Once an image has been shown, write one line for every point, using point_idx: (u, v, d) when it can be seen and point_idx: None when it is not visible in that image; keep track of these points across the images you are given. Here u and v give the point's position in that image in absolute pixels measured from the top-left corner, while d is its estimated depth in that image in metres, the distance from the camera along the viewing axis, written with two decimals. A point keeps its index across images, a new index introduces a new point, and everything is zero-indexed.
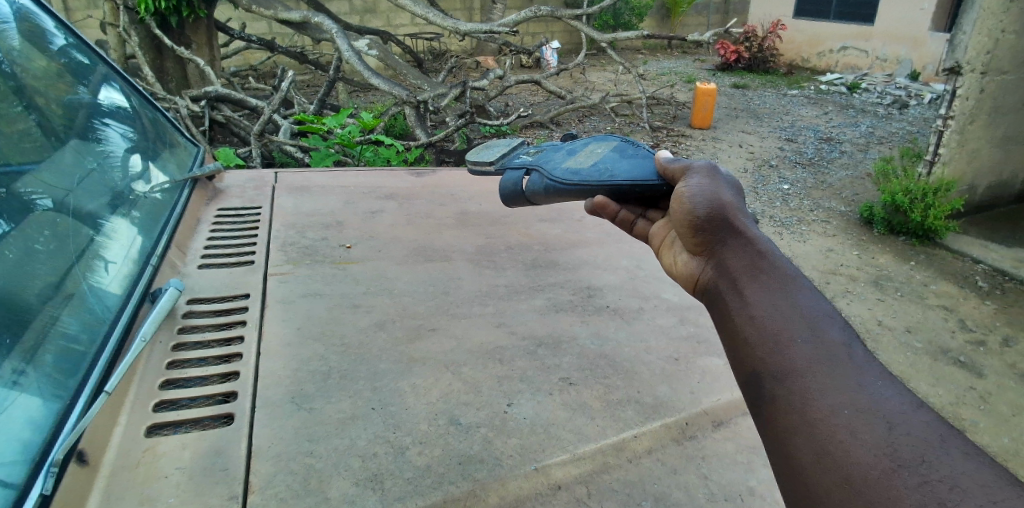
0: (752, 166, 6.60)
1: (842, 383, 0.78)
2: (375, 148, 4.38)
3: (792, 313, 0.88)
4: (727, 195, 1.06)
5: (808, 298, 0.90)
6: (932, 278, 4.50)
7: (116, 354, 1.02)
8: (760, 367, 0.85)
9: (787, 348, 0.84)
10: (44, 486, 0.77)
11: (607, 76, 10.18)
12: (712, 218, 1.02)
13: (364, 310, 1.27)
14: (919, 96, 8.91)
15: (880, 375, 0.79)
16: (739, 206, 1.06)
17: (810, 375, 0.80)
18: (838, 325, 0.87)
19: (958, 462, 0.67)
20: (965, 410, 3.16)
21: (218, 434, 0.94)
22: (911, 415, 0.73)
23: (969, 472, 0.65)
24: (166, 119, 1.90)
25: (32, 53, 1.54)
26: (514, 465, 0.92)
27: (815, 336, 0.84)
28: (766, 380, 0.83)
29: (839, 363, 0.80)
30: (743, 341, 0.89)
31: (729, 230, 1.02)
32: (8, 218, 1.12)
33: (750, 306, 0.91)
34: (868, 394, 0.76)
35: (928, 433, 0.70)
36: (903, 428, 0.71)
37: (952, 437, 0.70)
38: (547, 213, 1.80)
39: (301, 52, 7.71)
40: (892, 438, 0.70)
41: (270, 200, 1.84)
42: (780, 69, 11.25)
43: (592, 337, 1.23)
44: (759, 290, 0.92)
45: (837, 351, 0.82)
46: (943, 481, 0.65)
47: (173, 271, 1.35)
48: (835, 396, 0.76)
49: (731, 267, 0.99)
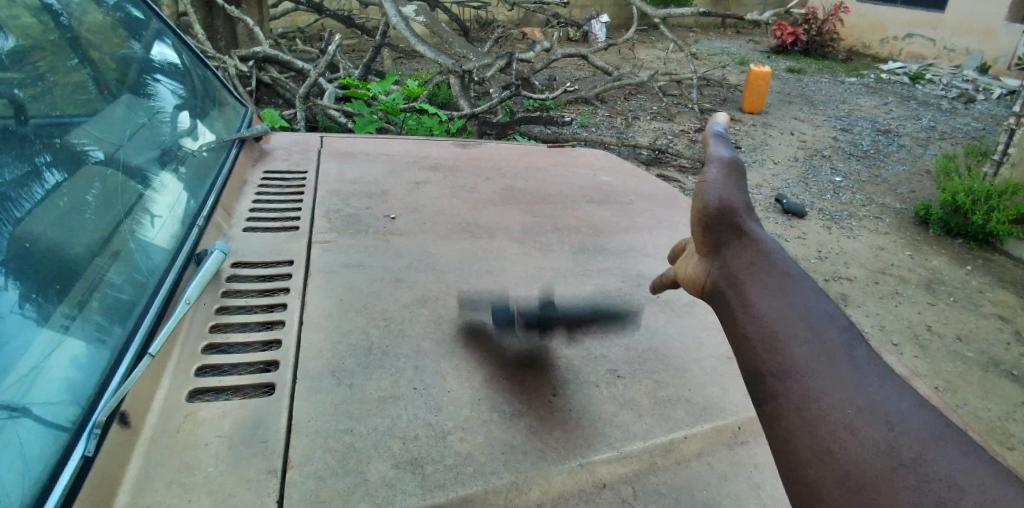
0: (803, 155, 6.35)
1: (842, 383, 0.72)
2: (418, 117, 4.33)
3: (793, 312, 0.81)
4: (740, 193, 0.97)
5: (810, 301, 0.83)
6: (988, 285, 4.31)
7: (160, 313, 1.01)
8: (757, 365, 0.78)
9: (786, 348, 0.77)
10: (86, 449, 0.76)
11: (657, 53, 9.90)
12: (720, 215, 0.93)
13: (408, 286, 1.24)
14: (988, 91, 8.48)
15: (880, 376, 0.73)
16: (750, 206, 0.98)
17: (811, 375, 0.73)
18: (839, 325, 0.80)
19: (955, 460, 0.62)
20: (1014, 427, 3.02)
21: (258, 404, 0.93)
22: (910, 414, 0.67)
23: (966, 471, 0.60)
24: (216, 78, 1.88)
25: (88, 7, 1.53)
26: (558, 459, 0.88)
27: (814, 335, 0.78)
28: (765, 380, 0.76)
29: (839, 361, 0.74)
30: (742, 339, 0.81)
31: (735, 231, 0.93)
32: (62, 168, 1.11)
33: (751, 305, 0.84)
34: (869, 393, 0.70)
35: (925, 431, 0.65)
36: (903, 428, 0.66)
37: (950, 435, 0.65)
38: (594, 196, 1.75)
39: (348, 16, 7.65)
40: (892, 439, 0.65)
41: (315, 165, 1.81)
42: (839, 55, 10.78)
43: (640, 329, 1.18)
44: (762, 294, 0.84)
45: (836, 350, 0.76)
46: (941, 480, 0.60)
47: (218, 233, 1.32)
48: (835, 396, 0.70)
49: (734, 267, 0.90)
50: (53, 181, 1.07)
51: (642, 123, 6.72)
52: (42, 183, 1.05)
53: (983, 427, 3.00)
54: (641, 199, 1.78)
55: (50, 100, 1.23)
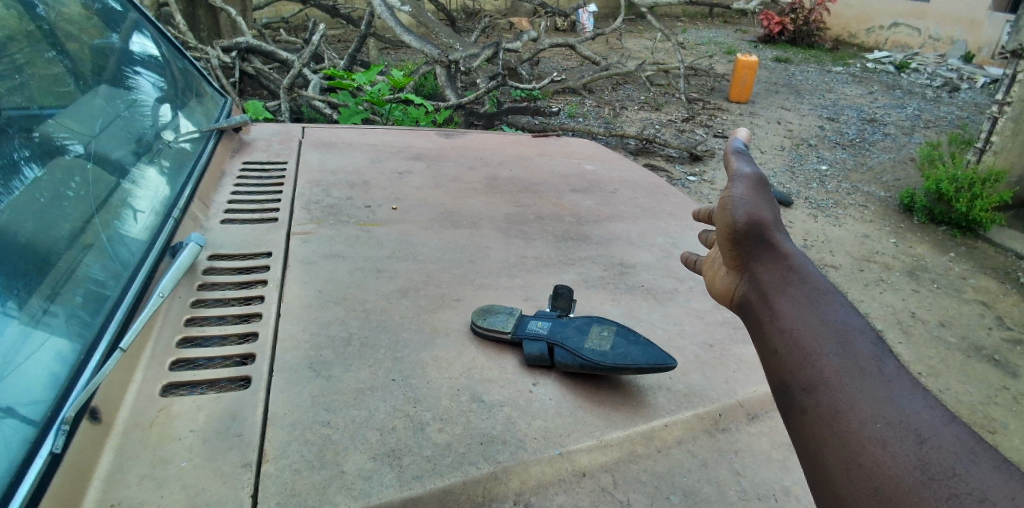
0: (790, 144, 6.37)
1: (872, 394, 0.71)
2: (404, 108, 4.29)
3: (824, 326, 0.81)
4: (768, 206, 0.96)
5: (840, 312, 0.83)
6: (971, 272, 4.35)
7: (133, 307, 0.99)
8: (788, 377, 0.78)
9: (815, 361, 0.77)
10: (53, 445, 0.75)
11: (644, 43, 9.88)
12: (748, 230, 0.92)
13: (388, 275, 1.23)
14: (972, 80, 8.55)
15: (909, 387, 0.72)
16: (779, 217, 0.96)
17: (840, 385, 0.73)
18: (868, 336, 0.80)
19: (986, 473, 0.61)
20: (994, 410, 3.07)
21: (233, 397, 0.91)
22: (940, 426, 0.66)
23: (998, 483, 0.59)
24: (196, 69, 1.86)
25: None
26: (537, 448, 0.88)
27: (844, 348, 0.77)
28: (795, 391, 0.76)
29: (870, 373, 0.74)
30: (774, 354, 0.81)
31: (764, 247, 0.92)
32: (38, 162, 1.10)
33: (782, 320, 0.83)
34: (899, 407, 0.69)
35: (955, 444, 0.64)
36: (933, 440, 0.65)
37: (981, 448, 0.64)
38: (579, 184, 1.75)
39: (333, 6, 7.56)
40: (922, 453, 0.64)
41: (296, 155, 1.78)
42: (825, 44, 10.80)
43: (623, 317, 1.17)
44: (791, 304, 0.85)
45: (866, 362, 0.75)
46: (970, 493, 0.59)
47: (195, 224, 1.30)
48: (866, 408, 0.70)
49: (765, 285, 0.89)
50: (28, 175, 1.06)
51: (630, 113, 6.71)
52: (21, 177, 1.04)
53: (964, 411, 3.05)
54: (626, 187, 1.77)
55: (28, 91, 1.21)
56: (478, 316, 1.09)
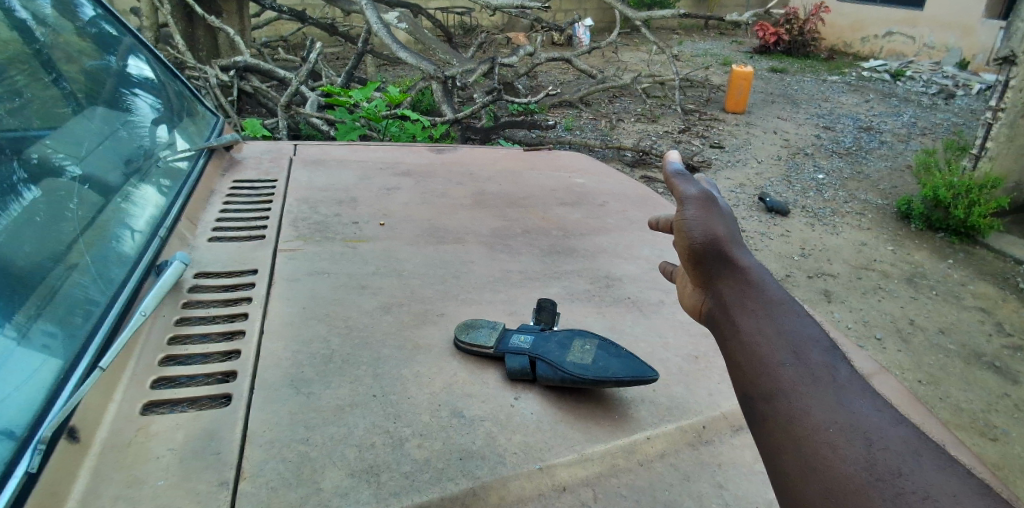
0: (786, 153, 6.39)
1: (824, 401, 0.71)
2: (400, 124, 4.29)
3: (780, 336, 0.80)
4: (720, 223, 0.94)
5: (797, 322, 0.82)
6: (969, 278, 4.34)
7: (115, 324, 0.99)
8: (750, 389, 0.77)
9: (773, 370, 0.76)
10: (29, 465, 0.75)
11: (640, 56, 9.96)
12: (705, 248, 0.90)
13: (371, 291, 1.23)
14: (967, 87, 8.58)
15: (862, 393, 0.72)
16: (734, 231, 0.94)
17: (797, 393, 0.73)
18: (823, 344, 0.79)
19: (931, 473, 0.62)
20: (996, 418, 3.04)
21: (212, 415, 0.91)
22: (887, 430, 0.67)
23: (940, 481, 0.61)
24: (190, 91, 1.87)
25: (62, 23, 1.53)
26: (516, 463, 0.87)
27: (799, 357, 0.77)
28: (756, 402, 0.75)
29: (823, 381, 0.74)
30: (737, 368, 0.80)
31: (722, 261, 0.89)
32: (35, 186, 1.12)
33: (741, 333, 0.82)
34: (850, 411, 0.69)
35: (901, 445, 0.65)
36: (880, 443, 0.65)
37: (926, 449, 0.65)
38: (568, 197, 1.76)
39: (331, 24, 7.61)
40: (870, 455, 0.64)
41: (286, 173, 1.79)
42: (821, 54, 10.88)
43: (607, 330, 1.17)
44: (750, 317, 0.83)
45: (820, 370, 0.75)
46: (915, 492, 0.60)
47: (181, 244, 1.30)
48: (820, 413, 0.70)
49: (727, 300, 0.87)
50: (25, 199, 1.08)
51: (626, 125, 6.74)
52: (18, 199, 1.07)
53: (966, 419, 3.02)
54: (614, 199, 1.78)
55: (24, 114, 1.24)
56: (461, 331, 1.09)
